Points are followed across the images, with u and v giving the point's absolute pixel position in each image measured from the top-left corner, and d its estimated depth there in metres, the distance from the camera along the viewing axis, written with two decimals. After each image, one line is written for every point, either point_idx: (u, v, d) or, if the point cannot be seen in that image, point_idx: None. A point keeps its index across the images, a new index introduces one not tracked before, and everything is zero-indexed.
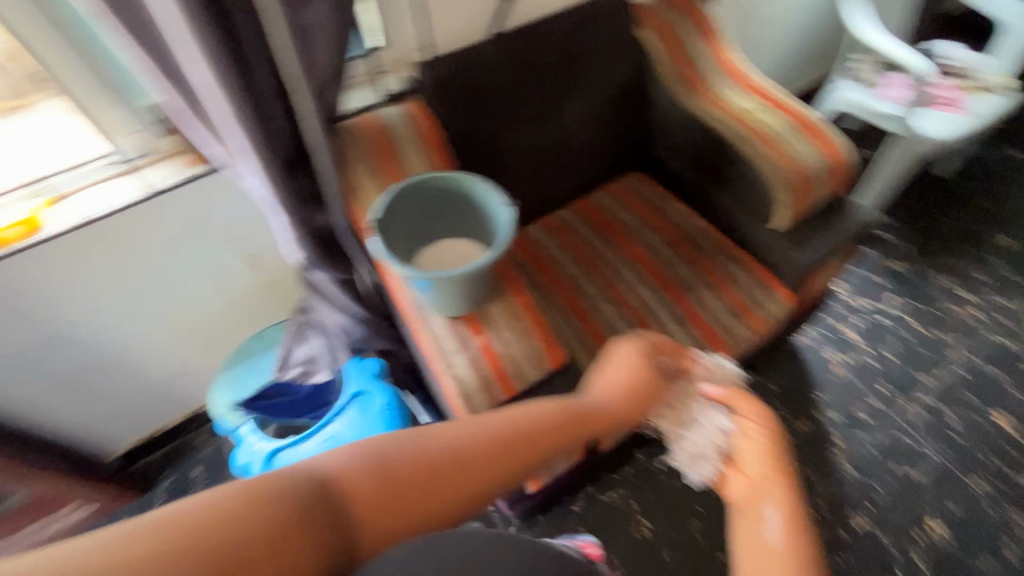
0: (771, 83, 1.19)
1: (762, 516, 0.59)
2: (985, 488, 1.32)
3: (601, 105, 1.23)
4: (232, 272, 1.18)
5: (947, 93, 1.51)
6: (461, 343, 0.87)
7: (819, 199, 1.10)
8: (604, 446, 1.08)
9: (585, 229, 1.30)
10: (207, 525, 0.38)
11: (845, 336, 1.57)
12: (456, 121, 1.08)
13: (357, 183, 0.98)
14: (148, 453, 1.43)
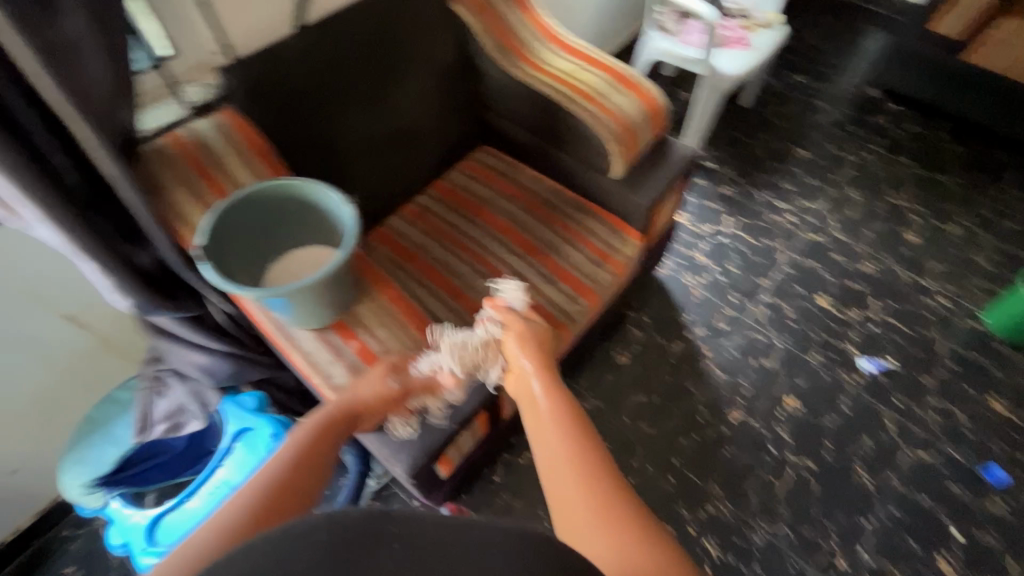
0: (583, 43, 1.27)
1: (539, 413, 0.76)
2: (821, 360, 1.58)
3: (432, 85, 1.23)
4: (52, 338, 1.02)
5: (734, 33, 1.76)
6: (334, 352, 0.84)
7: (644, 145, 1.21)
8: (506, 412, 1.12)
9: (445, 211, 1.31)
10: None
11: (697, 260, 1.76)
12: (280, 124, 1.01)
13: (179, 209, 0.89)
14: (1, 566, 1.22)
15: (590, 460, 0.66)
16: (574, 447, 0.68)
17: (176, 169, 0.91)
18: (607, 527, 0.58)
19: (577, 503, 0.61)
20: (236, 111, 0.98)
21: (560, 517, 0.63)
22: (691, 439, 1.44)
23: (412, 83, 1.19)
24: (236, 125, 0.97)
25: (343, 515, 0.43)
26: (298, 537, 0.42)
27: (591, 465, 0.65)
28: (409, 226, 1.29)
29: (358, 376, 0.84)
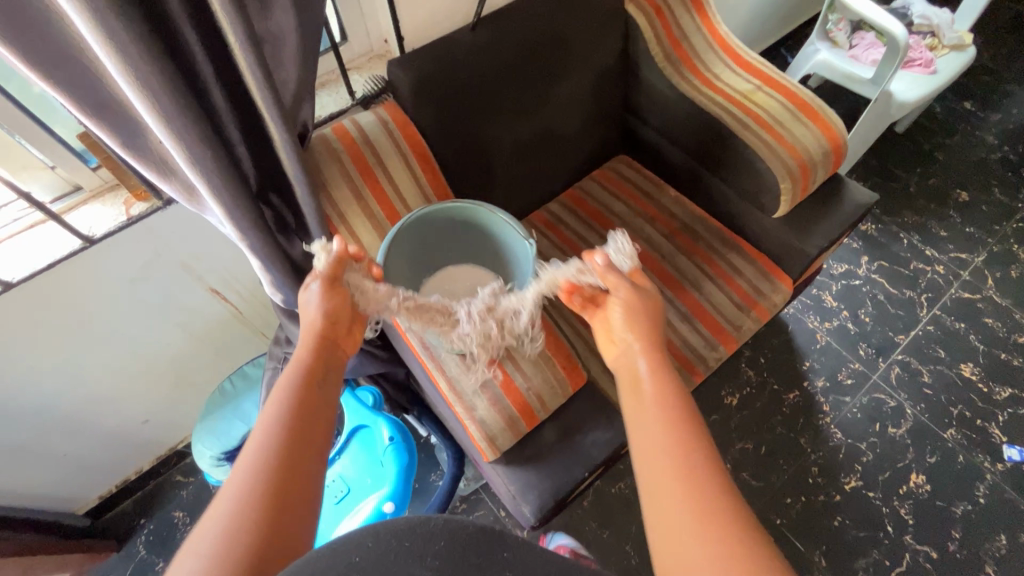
0: (761, 61, 1.14)
1: (642, 398, 0.61)
2: (958, 439, 1.41)
3: (590, 91, 1.14)
4: (198, 309, 1.04)
5: (918, 53, 1.55)
6: (480, 383, 0.80)
7: (817, 185, 1.08)
8: None
9: (578, 225, 1.24)
10: None
11: (825, 302, 1.61)
12: (442, 127, 0.96)
13: (339, 208, 0.86)
14: (122, 499, 1.31)
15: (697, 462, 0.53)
16: (682, 444, 0.54)
17: (337, 158, 0.87)
18: (725, 554, 0.46)
19: (686, 528, 0.48)
20: (400, 105, 0.93)
21: (657, 531, 0.51)
22: (798, 500, 1.34)
23: (571, 88, 1.10)
24: (398, 119, 0.92)
25: (463, 528, 0.37)
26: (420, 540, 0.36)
27: (707, 478, 0.52)
28: (539, 235, 1.23)
29: (501, 411, 0.80)
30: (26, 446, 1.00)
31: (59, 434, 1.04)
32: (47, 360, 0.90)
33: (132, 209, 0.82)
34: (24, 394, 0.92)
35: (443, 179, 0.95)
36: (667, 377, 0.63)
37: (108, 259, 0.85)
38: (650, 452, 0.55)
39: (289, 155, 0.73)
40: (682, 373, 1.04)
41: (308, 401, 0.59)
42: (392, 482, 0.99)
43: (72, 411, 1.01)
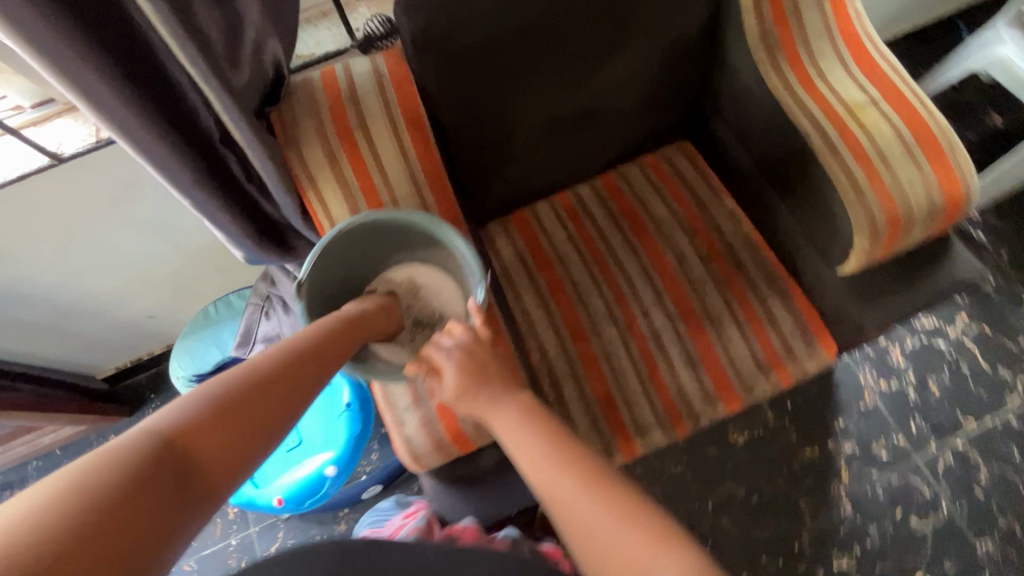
0: (889, 64, 0.86)
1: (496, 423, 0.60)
2: (993, 554, 1.20)
3: (653, 65, 0.92)
4: (189, 231, 1.03)
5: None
6: (415, 400, 0.74)
7: (909, 245, 0.84)
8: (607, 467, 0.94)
9: (604, 219, 1.07)
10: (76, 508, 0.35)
11: (888, 357, 1.37)
12: (449, 89, 0.81)
13: (308, 171, 0.77)
14: (138, 373, 1.44)
15: (618, 495, 0.51)
16: (558, 446, 0.55)
17: (316, 113, 0.76)
18: (630, 527, 0.48)
19: (599, 518, 0.49)
20: (403, 57, 0.79)
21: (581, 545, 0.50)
22: (774, 561, 1.23)
23: (627, 60, 0.89)
24: (396, 75, 0.79)
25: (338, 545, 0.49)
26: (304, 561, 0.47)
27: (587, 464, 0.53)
28: (558, 222, 1.07)
29: (432, 433, 0.74)
30: (36, 324, 1.09)
31: (66, 318, 1.12)
32: (39, 259, 0.93)
33: (102, 131, 0.77)
34: (23, 284, 0.97)
35: (437, 154, 0.81)
36: (507, 395, 0.61)
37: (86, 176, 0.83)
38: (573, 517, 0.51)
39: (236, 116, 0.63)
40: (664, 423, 0.92)
41: (338, 342, 0.61)
42: (341, 446, 1.00)
43: (75, 302, 1.07)
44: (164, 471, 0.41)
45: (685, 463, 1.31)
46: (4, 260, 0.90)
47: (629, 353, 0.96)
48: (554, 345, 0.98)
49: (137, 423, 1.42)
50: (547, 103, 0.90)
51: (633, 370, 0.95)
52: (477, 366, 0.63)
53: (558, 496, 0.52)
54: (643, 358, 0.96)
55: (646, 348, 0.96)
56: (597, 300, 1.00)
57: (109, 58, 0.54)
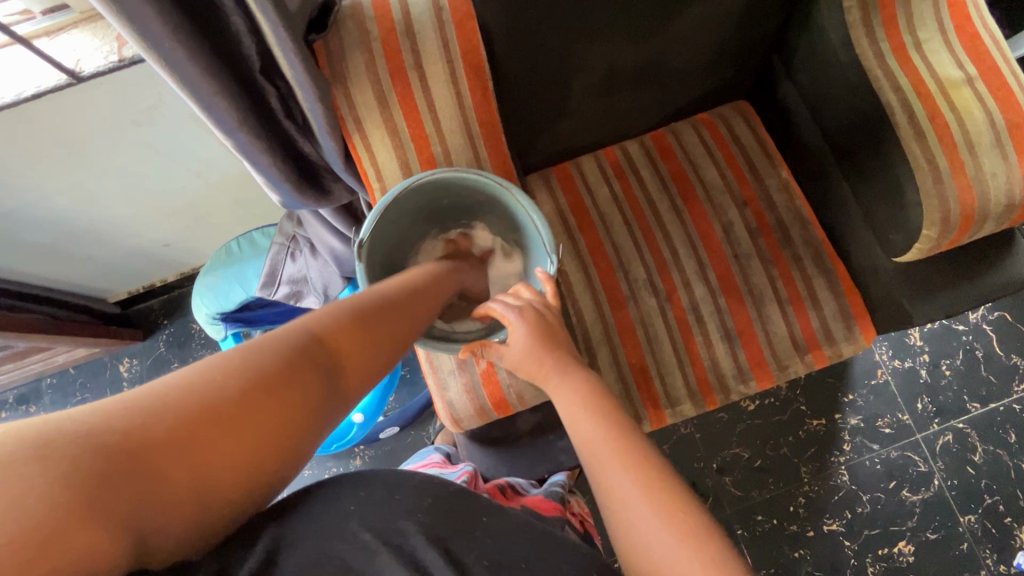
0: (992, 36, 0.78)
1: (554, 389, 0.60)
2: (974, 528, 1.28)
3: (731, 15, 0.83)
4: (211, 160, 0.96)
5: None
6: (459, 365, 0.72)
7: (973, 239, 0.81)
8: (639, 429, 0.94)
9: (651, 180, 1.01)
10: (227, 385, 0.38)
11: (907, 337, 1.37)
12: (512, 28, 0.73)
13: (354, 114, 0.70)
14: (149, 297, 1.41)
15: (673, 493, 0.48)
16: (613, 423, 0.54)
17: (366, 46, 0.68)
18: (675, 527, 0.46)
19: (638, 498, 0.48)
20: None
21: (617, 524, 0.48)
22: (768, 520, 1.30)
23: (705, 9, 0.81)
24: (457, 8, 0.70)
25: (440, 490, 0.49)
26: (402, 496, 0.47)
27: (639, 446, 0.52)
28: (603, 180, 1.02)
29: (474, 398, 0.73)
30: (48, 246, 1.04)
31: (79, 242, 1.07)
32: (53, 182, 0.87)
33: (125, 49, 0.69)
34: (36, 207, 0.92)
35: (494, 103, 0.74)
36: (570, 370, 0.60)
37: (106, 96, 0.75)
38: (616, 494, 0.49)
39: (290, 50, 0.56)
40: (695, 396, 0.93)
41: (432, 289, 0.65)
42: (369, 395, 1.02)
43: (88, 226, 1.02)
44: (305, 365, 0.43)
45: (695, 424, 1.35)
46: (16, 181, 0.84)
47: (666, 324, 0.95)
48: (591, 311, 0.95)
49: (151, 347, 1.41)
50: (613, 49, 0.82)
51: (670, 341, 0.94)
52: (547, 329, 0.63)
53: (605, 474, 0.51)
54: (679, 330, 0.94)
55: (683, 320, 0.95)
56: (638, 267, 0.97)
57: None
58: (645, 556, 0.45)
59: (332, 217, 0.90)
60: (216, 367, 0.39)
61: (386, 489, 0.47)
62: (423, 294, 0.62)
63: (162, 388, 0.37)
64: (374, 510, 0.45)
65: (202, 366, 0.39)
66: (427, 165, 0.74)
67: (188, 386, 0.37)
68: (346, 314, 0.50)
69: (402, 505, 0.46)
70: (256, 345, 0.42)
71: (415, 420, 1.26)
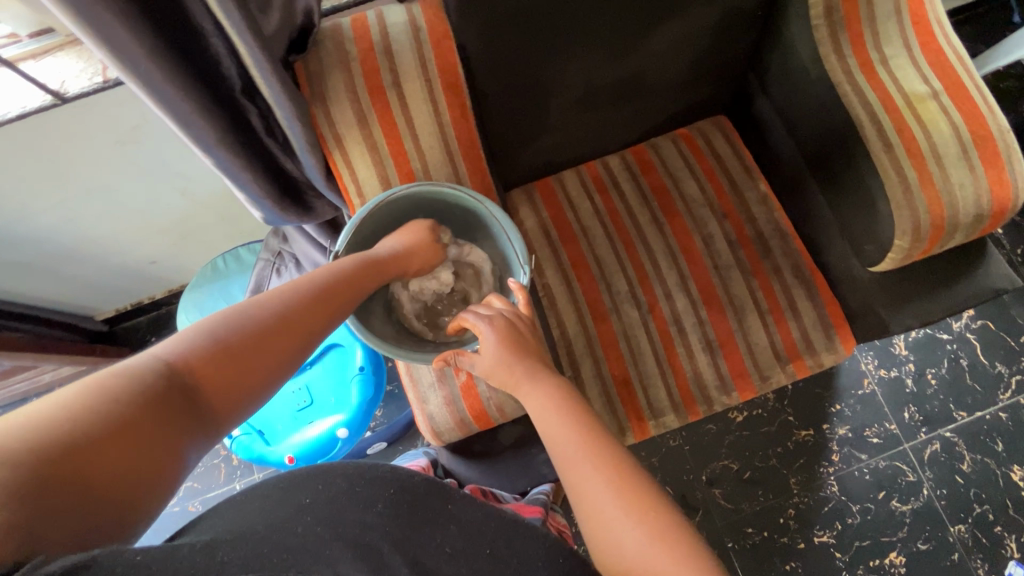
0: (956, 52, 0.80)
1: (527, 395, 0.60)
2: (964, 537, 1.27)
3: (704, 34, 0.86)
4: (197, 178, 0.97)
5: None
6: (439, 378, 0.73)
7: (946, 248, 0.83)
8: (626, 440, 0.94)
9: (632, 194, 1.03)
10: (79, 421, 0.40)
11: (892, 347, 1.38)
12: (489, 48, 0.75)
13: (334, 131, 0.72)
14: (137, 315, 1.41)
15: (644, 493, 0.49)
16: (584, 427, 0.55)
17: (345, 66, 0.70)
18: (641, 523, 0.47)
19: (607, 500, 0.49)
20: (441, 8, 0.72)
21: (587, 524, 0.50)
22: (759, 533, 1.29)
23: (678, 28, 0.83)
24: (434, 29, 0.71)
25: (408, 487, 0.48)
26: (365, 493, 0.46)
27: (608, 448, 0.53)
28: (584, 194, 1.03)
29: (454, 411, 0.73)
30: (34, 264, 1.05)
31: (65, 261, 1.07)
32: (38, 201, 0.88)
33: (109, 71, 0.70)
34: (21, 225, 0.92)
35: (472, 120, 0.76)
36: (541, 376, 0.61)
37: (90, 117, 0.77)
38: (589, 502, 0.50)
39: (267, 70, 0.58)
40: (678, 407, 0.93)
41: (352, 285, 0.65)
42: (354, 409, 1.02)
43: (74, 244, 1.03)
44: (158, 398, 0.45)
45: (683, 436, 1.35)
46: (1, 200, 0.85)
47: (648, 336, 0.96)
48: (574, 323, 0.96)
49: None
50: (590, 67, 0.84)
51: (652, 353, 0.95)
52: (518, 338, 0.64)
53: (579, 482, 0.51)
54: (661, 341, 0.95)
55: (665, 331, 0.96)
56: (620, 280, 0.98)
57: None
58: (617, 556, 0.47)
59: (316, 233, 0.91)
60: (63, 405, 0.40)
61: (346, 481, 0.46)
62: (338, 295, 0.63)
63: (15, 424, 0.38)
64: (335, 508, 0.44)
65: (50, 405, 0.40)
66: (407, 180, 0.76)
67: (34, 426, 0.38)
68: (222, 338, 0.51)
69: (363, 500, 0.45)
70: (108, 380, 0.44)
71: (403, 435, 1.26)
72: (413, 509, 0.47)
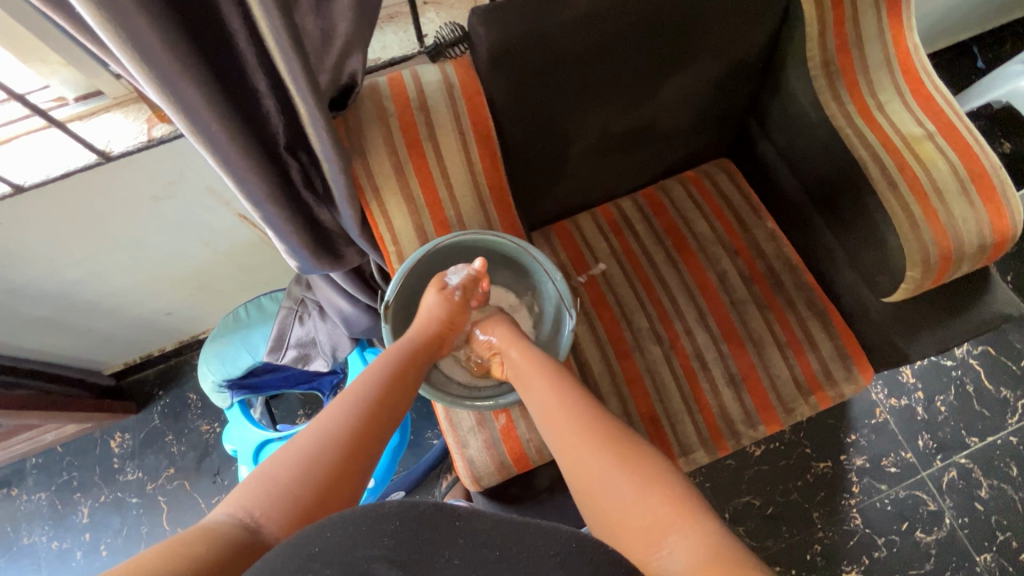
0: (947, 97, 0.87)
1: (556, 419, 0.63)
2: (990, 566, 1.26)
3: (712, 85, 0.92)
4: (223, 230, 0.99)
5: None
6: (479, 422, 0.73)
7: (955, 277, 0.86)
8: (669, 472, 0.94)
9: (646, 234, 1.07)
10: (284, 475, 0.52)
11: (900, 375, 1.41)
12: (517, 102, 0.79)
13: (373, 182, 0.74)
14: (145, 367, 1.39)
15: (674, 495, 0.53)
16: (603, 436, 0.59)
17: (383, 120, 0.74)
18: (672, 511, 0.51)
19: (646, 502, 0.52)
20: (473, 66, 0.76)
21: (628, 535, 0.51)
22: (787, 571, 1.27)
23: (687, 81, 0.89)
24: (467, 85, 0.76)
25: (414, 507, 0.40)
26: (369, 527, 0.38)
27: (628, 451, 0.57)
28: (601, 235, 1.07)
29: (494, 454, 0.73)
30: (52, 318, 1.04)
31: (83, 314, 1.07)
32: (67, 255, 0.89)
33: (154, 130, 0.73)
34: (46, 279, 0.92)
35: (502, 169, 0.80)
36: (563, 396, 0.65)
37: (129, 173, 0.79)
38: (607, 492, 0.55)
39: (320, 125, 0.61)
40: (707, 442, 0.94)
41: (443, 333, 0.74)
42: (380, 458, 1.01)
43: (95, 296, 1.03)
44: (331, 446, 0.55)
45: (704, 473, 1.34)
46: (32, 255, 0.85)
47: (672, 372, 0.97)
48: (598, 362, 0.97)
49: (145, 419, 1.37)
50: (608, 117, 0.89)
51: (677, 388, 0.96)
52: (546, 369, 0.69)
53: (597, 479, 0.56)
54: (685, 375, 0.97)
55: (689, 367, 0.97)
56: (641, 317, 1.00)
57: (202, 64, 0.51)
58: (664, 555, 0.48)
59: (343, 281, 0.92)
60: (269, 468, 0.53)
61: (355, 521, 0.38)
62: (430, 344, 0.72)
63: (244, 490, 0.51)
64: (343, 548, 0.37)
65: (262, 471, 0.53)
66: (441, 227, 0.78)
67: (259, 485, 0.51)
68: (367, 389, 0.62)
69: (373, 532, 0.38)
70: (295, 443, 0.55)
71: (420, 484, 1.23)
72: (421, 535, 0.38)
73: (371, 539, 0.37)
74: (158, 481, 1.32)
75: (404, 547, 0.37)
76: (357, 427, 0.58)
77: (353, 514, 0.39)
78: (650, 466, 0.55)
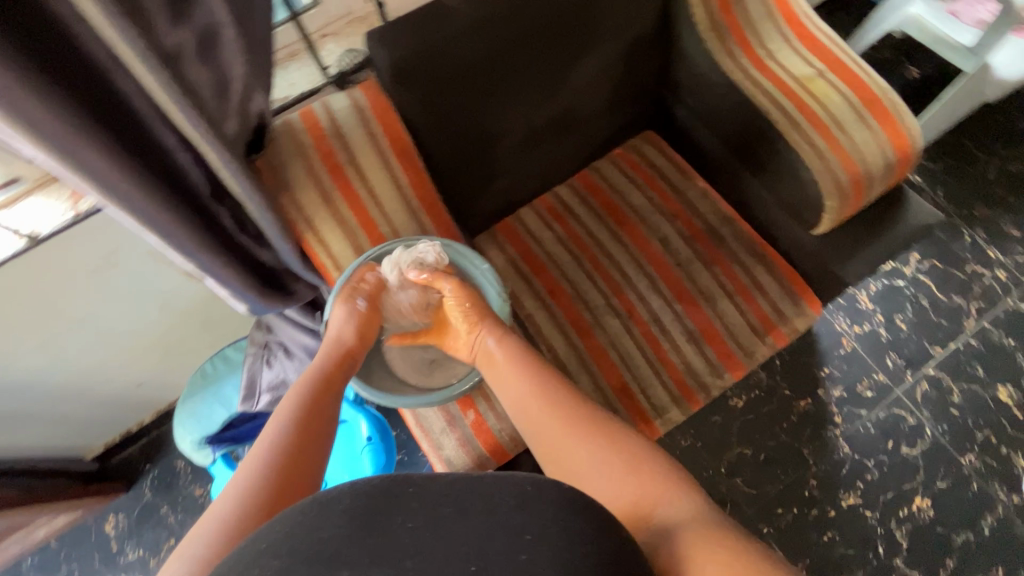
0: (830, 35, 0.93)
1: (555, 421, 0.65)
2: (976, 465, 1.32)
3: (615, 63, 0.97)
4: (174, 291, 1.00)
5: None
6: (449, 421, 0.76)
7: (871, 200, 0.92)
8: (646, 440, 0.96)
9: (586, 216, 1.11)
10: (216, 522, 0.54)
11: (858, 303, 1.47)
12: (431, 114, 0.82)
13: (303, 214, 0.77)
14: (128, 445, 1.38)
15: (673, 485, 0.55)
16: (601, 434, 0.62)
17: (302, 153, 0.76)
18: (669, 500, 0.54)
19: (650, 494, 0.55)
20: (381, 87, 0.79)
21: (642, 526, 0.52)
22: (789, 511, 1.31)
23: (591, 64, 0.93)
24: (378, 106, 0.79)
25: (366, 486, 0.44)
26: (323, 509, 0.42)
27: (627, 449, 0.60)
28: (544, 225, 1.10)
29: (470, 451, 0.76)
30: (20, 412, 1.04)
31: (51, 402, 1.06)
32: (20, 345, 0.89)
33: (80, 205, 0.75)
34: (5, 373, 0.92)
35: (428, 179, 0.82)
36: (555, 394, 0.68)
37: (65, 252, 0.80)
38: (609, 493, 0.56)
39: (236, 170, 0.63)
40: (678, 400, 0.97)
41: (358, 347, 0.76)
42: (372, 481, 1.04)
43: (59, 381, 1.03)
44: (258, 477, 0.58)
45: (694, 434, 1.38)
46: None
47: (634, 342, 1.00)
48: (562, 345, 1.00)
49: (137, 496, 1.36)
50: (528, 113, 0.92)
51: (641, 355, 0.99)
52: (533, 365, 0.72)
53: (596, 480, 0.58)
54: (647, 342, 1.00)
55: (649, 334, 1.00)
56: (596, 294, 1.04)
57: (102, 130, 0.53)
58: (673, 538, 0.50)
59: (300, 315, 0.95)
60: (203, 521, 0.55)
61: (305, 510, 0.43)
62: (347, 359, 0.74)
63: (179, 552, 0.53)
64: (295, 534, 0.41)
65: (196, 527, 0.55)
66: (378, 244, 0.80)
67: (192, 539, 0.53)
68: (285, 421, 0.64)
69: (325, 514, 0.42)
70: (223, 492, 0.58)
71: None
72: (371, 510, 0.42)
73: (325, 521, 0.41)
74: (161, 554, 1.30)
75: (355, 521, 0.41)
76: (281, 458, 0.60)
77: (308, 502, 0.44)
78: (643, 460, 0.58)
